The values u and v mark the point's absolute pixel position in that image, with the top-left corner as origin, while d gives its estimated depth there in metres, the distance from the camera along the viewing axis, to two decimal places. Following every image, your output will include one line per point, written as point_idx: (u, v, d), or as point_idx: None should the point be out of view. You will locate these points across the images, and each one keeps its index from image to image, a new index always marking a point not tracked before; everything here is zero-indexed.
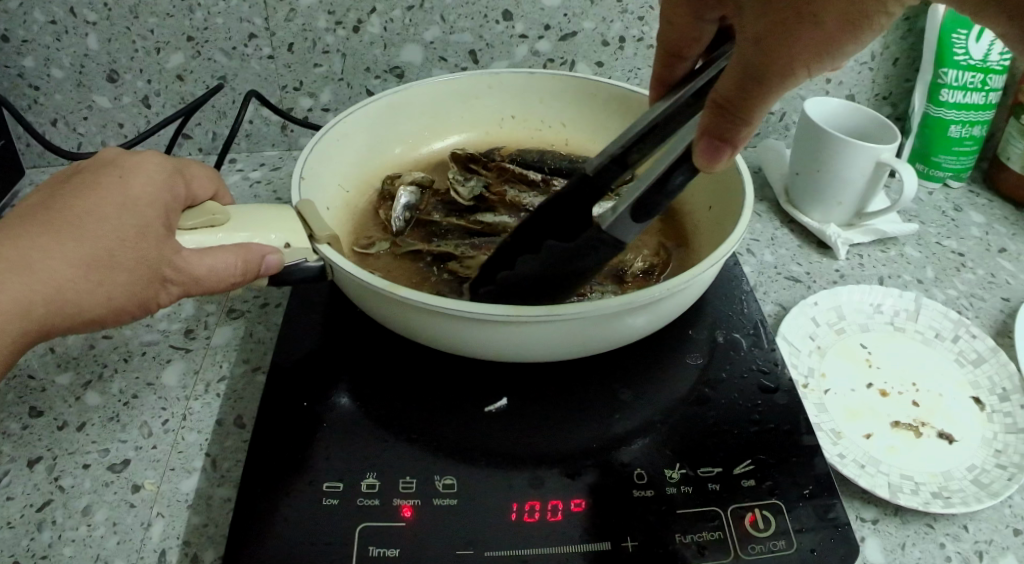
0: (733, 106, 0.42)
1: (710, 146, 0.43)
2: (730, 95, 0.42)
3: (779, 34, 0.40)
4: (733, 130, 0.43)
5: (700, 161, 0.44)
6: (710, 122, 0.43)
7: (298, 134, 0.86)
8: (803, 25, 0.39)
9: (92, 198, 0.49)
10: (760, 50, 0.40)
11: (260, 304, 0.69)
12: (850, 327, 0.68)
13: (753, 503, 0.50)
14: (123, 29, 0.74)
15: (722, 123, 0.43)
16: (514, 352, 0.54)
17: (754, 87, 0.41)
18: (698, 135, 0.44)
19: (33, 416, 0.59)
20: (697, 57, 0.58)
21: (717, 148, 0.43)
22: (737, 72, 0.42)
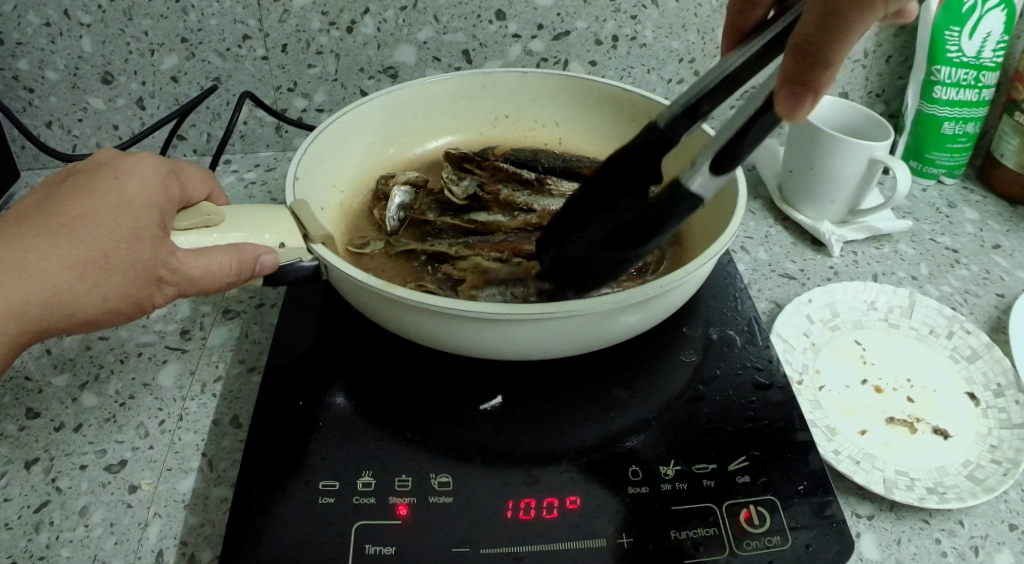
0: (814, 51, 0.40)
1: (792, 94, 0.40)
2: (808, 39, 0.40)
3: None
4: (814, 75, 0.40)
5: (782, 111, 0.41)
6: (791, 69, 0.40)
7: (293, 135, 0.86)
8: None
9: (87, 199, 0.49)
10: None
11: (255, 304, 0.69)
12: (844, 324, 0.69)
13: (748, 499, 0.50)
14: (117, 32, 0.75)
15: (803, 68, 0.40)
16: (511, 350, 0.54)
17: (835, 27, 0.39)
18: (778, 85, 0.41)
19: (30, 417, 0.59)
20: (770, 7, 0.55)
21: (799, 94, 0.40)
22: (817, 11, 0.39)
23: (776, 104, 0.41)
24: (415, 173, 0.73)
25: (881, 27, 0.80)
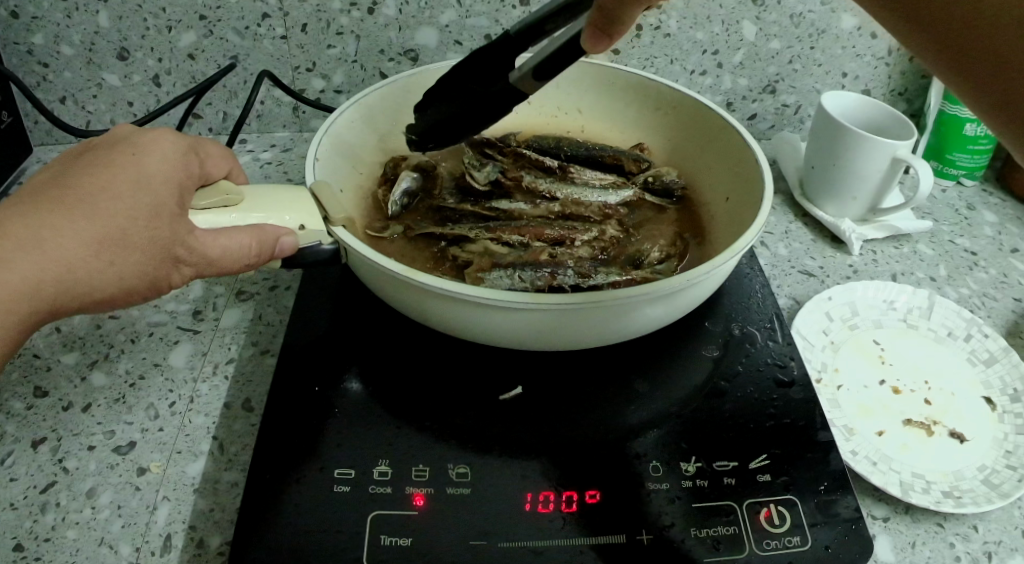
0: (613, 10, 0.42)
1: (594, 34, 0.44)
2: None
3: None
4: (616, 24, 0.43)
5: (587, 46, 0.45)
6: (594, 12, 0.43)
7: (310, 116, 0.85)
8: None
9: (104, 175, 0.47)
10: None
11: (269, 286, 0.68)
12: (863, 323, 0.68)
13: (769, 498, 0.50)
14: (135, 7, 0.73)
15: (602, 19, 0.42)
16: (530, 339, 0.53)
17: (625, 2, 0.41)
18: (585, 22, 0.44)
19: (38, 396, 0.58)
20: None
21: (600, 38, 0.44)
22: None
23: (583, 40, 0.45)
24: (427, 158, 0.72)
25: None
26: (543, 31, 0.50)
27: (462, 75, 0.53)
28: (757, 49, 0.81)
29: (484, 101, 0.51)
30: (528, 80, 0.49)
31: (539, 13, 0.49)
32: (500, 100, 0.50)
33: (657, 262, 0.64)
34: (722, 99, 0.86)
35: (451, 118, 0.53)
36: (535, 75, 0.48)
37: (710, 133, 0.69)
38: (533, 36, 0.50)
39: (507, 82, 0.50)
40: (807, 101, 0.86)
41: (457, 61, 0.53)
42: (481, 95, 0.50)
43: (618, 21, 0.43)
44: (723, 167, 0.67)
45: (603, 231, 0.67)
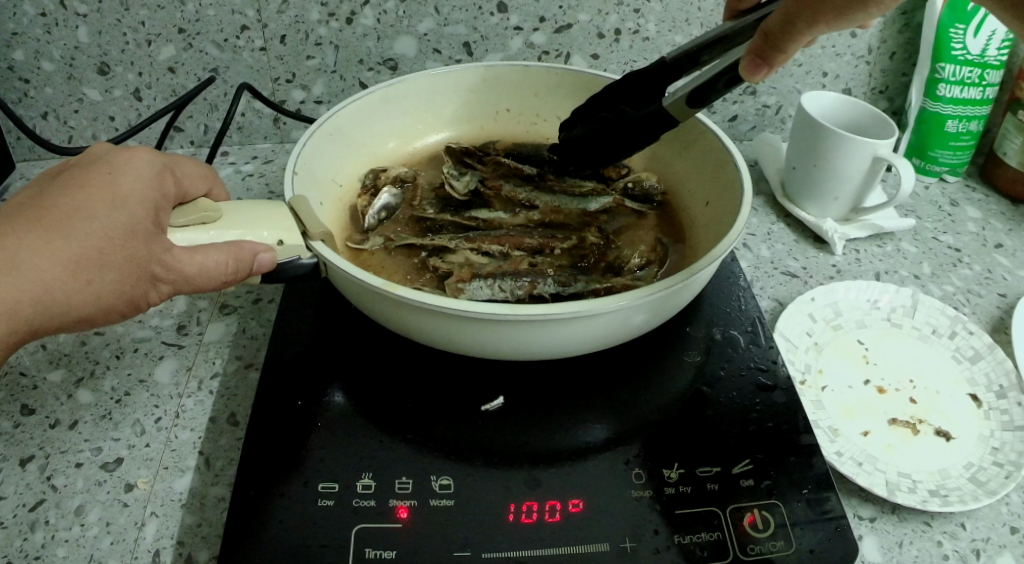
0: (779, 32, 0.47)
1: (755, 59, 0.48)
2: (775, 23, 0.47)
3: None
4: (776, 54, 0.48)
5: (744, 74, 0.49)
6: (759, 39, 0.48)
7: (291, 127, 0.85)
8: None
9: (81, 195, 0.48)
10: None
11: (253, 299, 0.68)
12: (846, 323, 0.68)
13: (752, 503, 0.50)
14: (114, 22, 0.73)
15: (766, 42, 0.47)
16: (557, 348, 0.54)
17: (794, 26, 0.47)
18: (744, 52, 0.49)
19: (25, 414, 0.58)
20: None
21: (761, 64, 0.48)
22: (783, 15, 0.47)
23: (741, 70, 0.49)
24: (407, 169, 0.74)
25: (888, 23, 0.79)
26: (696, 62, 0.56)
27: (605, 100, 0.60)
28: None
29: (634, 125, 0.57)
30: (681, 104, 0.54)
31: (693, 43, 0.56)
32: (650, 124, 0.56)
33: (638, 269, 0.64)
34: None
35: (591, 142, 0.60)
36: (687, 100, 0.53)
37: (690, 137, 0.69)
38: (686, 66, 0.56)
39: (659, 106, 0.55)
40: (788, 102, 0.87)
41: (608, 86, 0.60)
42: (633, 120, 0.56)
43: (782, 47, 0.47)
44: (703, 174, 0.67)
45: (582, 238, 0.67)
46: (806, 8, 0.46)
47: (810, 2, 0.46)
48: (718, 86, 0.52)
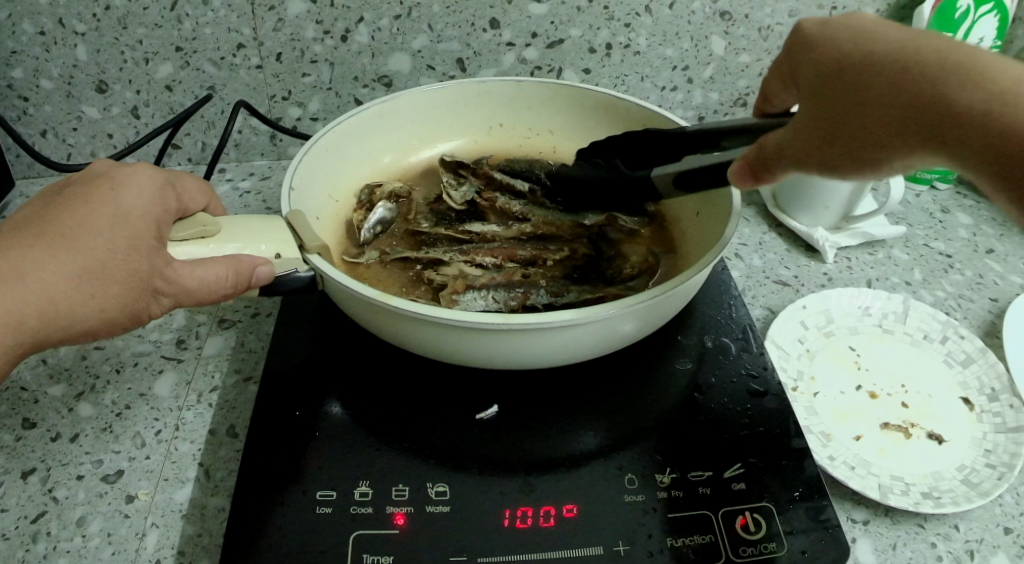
0: (771, 156, 0.47)
1: (742, 173, 0.49)
2: (771, 146, 0.47)
3: (834, 133, 0.45)
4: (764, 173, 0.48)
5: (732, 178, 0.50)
6: (752, 153, 0.48)
7: (288, 143, 0.87)
8: (845, 128, 0.44)
9: (85, 210, 0.49)
10: (810, 137, 0.46)
11: (251, 313, 0.69)
12: (838, 330, 0.69)
13: (744, 506, 0.51)
14: (112, 40, 0.75)
15: (757, 160, 0.48)
16: (540, 357, 0.54)
17: (782, 156, 0.47)
18: (738, 158, 0.50)
19: (26, 427, 0.59)
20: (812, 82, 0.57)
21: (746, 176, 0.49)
22: (782, 142, 0.47)
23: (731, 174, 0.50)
24: (401, 184, 0.75)
25: None
26: (715, 144, 0.55)
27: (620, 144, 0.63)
28: (727, 63, 0.82)
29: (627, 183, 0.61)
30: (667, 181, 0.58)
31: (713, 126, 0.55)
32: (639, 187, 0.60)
33: (630, 279, 0.65)
34: (694, 114, 0.87)
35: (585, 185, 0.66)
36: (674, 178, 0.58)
37: None
38: (705, 143, 0.56)
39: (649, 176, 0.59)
40: None
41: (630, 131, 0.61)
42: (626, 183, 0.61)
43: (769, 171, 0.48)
44: None
45: (574, 249, 0.68)
46: (800, 146, 0.46)
47: (805, 142, 0.46)
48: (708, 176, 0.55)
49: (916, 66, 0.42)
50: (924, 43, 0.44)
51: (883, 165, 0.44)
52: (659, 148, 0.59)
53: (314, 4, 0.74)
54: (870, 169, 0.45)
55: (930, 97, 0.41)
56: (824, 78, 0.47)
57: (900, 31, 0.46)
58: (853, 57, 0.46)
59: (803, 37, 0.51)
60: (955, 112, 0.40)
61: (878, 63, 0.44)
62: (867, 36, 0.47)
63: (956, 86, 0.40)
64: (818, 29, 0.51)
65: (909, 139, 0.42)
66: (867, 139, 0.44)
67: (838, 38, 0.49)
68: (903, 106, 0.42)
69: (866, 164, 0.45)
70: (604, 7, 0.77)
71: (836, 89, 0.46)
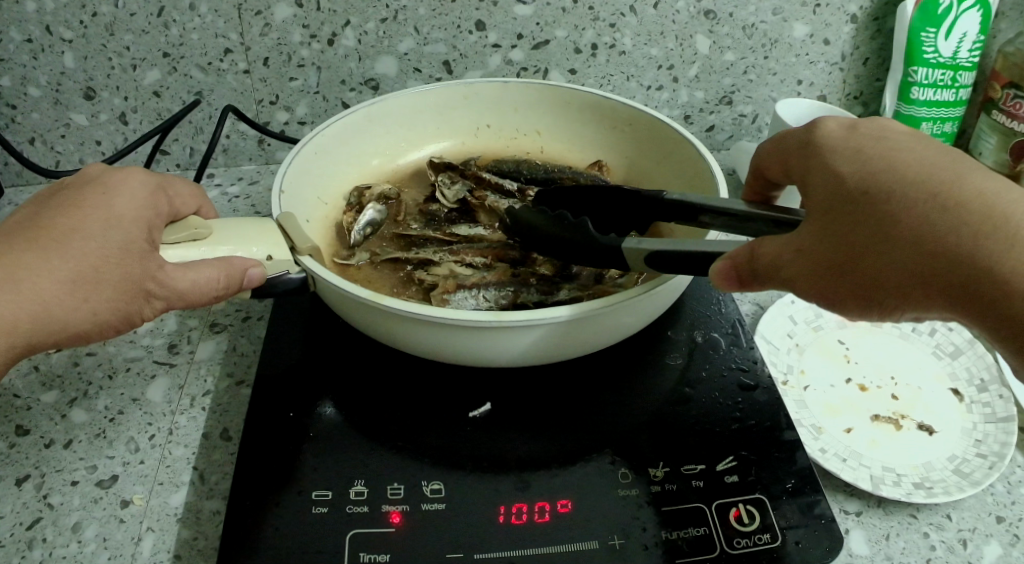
0: (765, 269, 0.44)
1: (730, 276, 0.45)
2: (766, 259, 0.44)
3: (837, 266, 0.41)
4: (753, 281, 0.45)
5: (712, 277, 0.46)
6: (744, 254, 0.45)
7: (276, 148, 0.87)
8: (850, 258, 0.41)
9: (77, 215, 0.49)
10: (812, 263, 0.42)
11: (242, 317, 0.69)
12: (827, 324, 0.70)
13: (738, 498, 0.51)
14: (99, 47, 0.75)
15: (749, 267, 0.44)
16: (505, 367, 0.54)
17: (777, 273, 0.43)
18: (725, 258, 0.46)
19: (19, 434, 0.59)
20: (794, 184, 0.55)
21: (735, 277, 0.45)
22: (780, 258, 0.43)
23: (713, 271, 0.46)
24: (390, 187, 0.75)
25: (859, 30, 0.81)
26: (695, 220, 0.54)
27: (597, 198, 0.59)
28: (712, 62, 0.83)
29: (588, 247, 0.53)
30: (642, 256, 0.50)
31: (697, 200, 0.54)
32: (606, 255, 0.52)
33: (619, 276, 0.65)
34: (680, 113, 0.88)
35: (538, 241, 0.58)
36: (648, 255, 0.50)
37: (667, 147, 0.71)
38: (683, 215, 0.55)
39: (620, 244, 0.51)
40: (763, 110, 0.88)
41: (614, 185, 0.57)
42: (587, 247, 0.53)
43: (758, 280, 0.45)
44: (680, 182, 0.69)
45: None
46: (798, 272, 0.42)
47: (804, 269, 0.42)
48: (684, 262, 0.49)
49: (948, 214, 0.39)
50: (958, 185, 0.40)
51: (885, 312, 0.41)
52: (637, 210, 0.57)
53: (300, 8, 0.74)
54: (870, 311, 0.42)
55: (958, 255, 0.38)
56: (836, 196, 0.43)
57: (932, 159, 0.42)
58: (879, 180, 0.42)
59: (825, 142, 0.47)
60: (986, 281, 0.38)
61: (905, 199, 0.41)
62: (895, 159, 0.43)
63: (991, 252, 0.38)
64: (841, 139, 0.46)
65: (927, 295, 0.39)
66: (878, 285, 0.40)
67: (861, 153, 0.44)
68: (929, 257, 0.39)
69: (868, 307, 0.41)
70: (588, 8, 0.77)
71: (848, 214, 0.42)
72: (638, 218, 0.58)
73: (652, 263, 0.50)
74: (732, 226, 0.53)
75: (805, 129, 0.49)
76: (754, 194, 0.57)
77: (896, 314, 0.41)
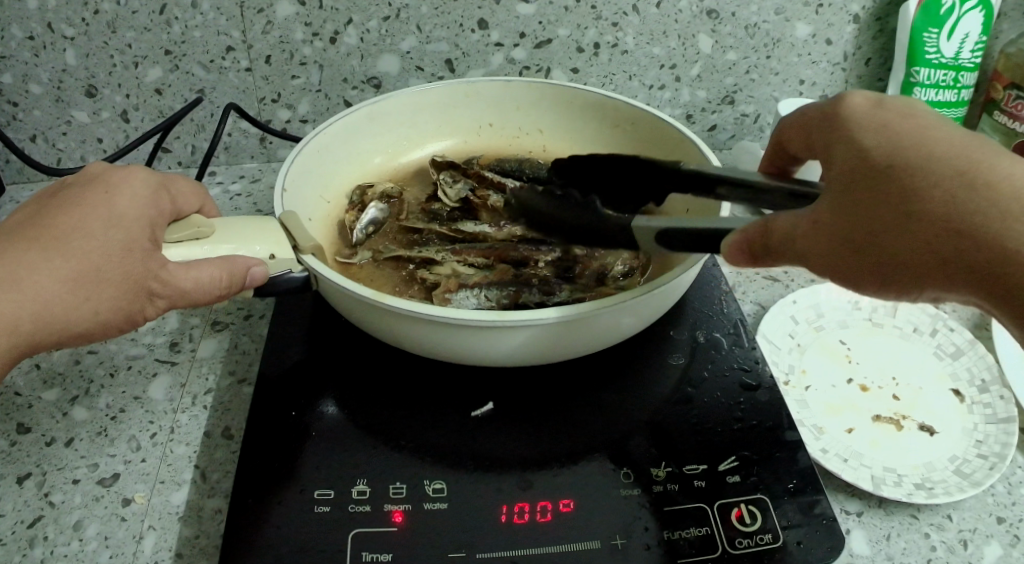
0: (780, 242, 0.43)
1: (744, 251, 0.45)
2: (782, 231, 0.43)
3: (856, 237, 0.41)
4: (766, 255, 0.45)
5: (723, 256, 0.47)
6: (753, 230, 0.45)
7: (277, 146, 0.87)
8: (870, 229, 0.40)
9: (79, 214, 0.49)
10: (830, 234, 0.41)
11: (244, 315, 0.69)
12: (828, 324, 0.70)
13: (740, 499, 0.51)
14: (101, 44, 0.75)
15: (764, 241, 0.44)
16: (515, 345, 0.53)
17: (792, 246, 0.43)
18: (740, 231, 0.45)
19: (20, 432, 0.59)
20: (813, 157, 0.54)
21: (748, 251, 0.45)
22: (797, 230, 0.42)
23: (722, 250, 0.47)
24: (392, 185, 0.75)
25: (862, 30, 0.81)
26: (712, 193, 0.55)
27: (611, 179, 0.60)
28: (714, 61, 0.83)
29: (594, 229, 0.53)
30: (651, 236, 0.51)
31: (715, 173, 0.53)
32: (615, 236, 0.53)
33: (621, 277, 0.65)
34: (682, 112, 0.88)
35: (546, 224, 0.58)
36: (658, 234, 0.51)
37: (670, 146, 0.71)
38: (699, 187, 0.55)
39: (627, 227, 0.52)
40: (765, 110, 0.88)
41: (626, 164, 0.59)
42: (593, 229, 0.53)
43: (771, 255, 0.44)
44: None
45: None
46: (815, 245, 0.42)
47: (821, 241, 0.41)
48: (692, 241, 0.49)
49: (973, 195, 0.39)
50: (985, 167, 0.40)
51: (900, 289, 0.41)
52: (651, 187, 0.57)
53: (302, 6, 0.74)
54: (885, 287, 0.41)
55: (981, 235, 0.38)
56: (860, 167, 0.42)
57: (960, 140, 0.42)
58: (905, 157, 0.41)
59: (850, 114, 0.46)
60: (1002, 261, 0.38)
61: (931, 176, 0.40)
62: (922, 137, 0.42)
63: (1014, 235, 0.37)
64: (867, 112, 0.45)
65: (946, 274, 0.39)
66: (894, 260, 0.40)
67: (886, 127, 0.43)
68: (952, 236, 0.38)
69: (884, 284, 0.41)
70: (591, 7, 0.77)
71: (870, 187, 0.41)
72: (653, 194, 0.58)
73: (662, 242, 0.51)
74: (750, 199, 0.53)
75: (828, 101, 0.48)
76: (773, 167, 0.57)
77: (912, 292, 0.41)
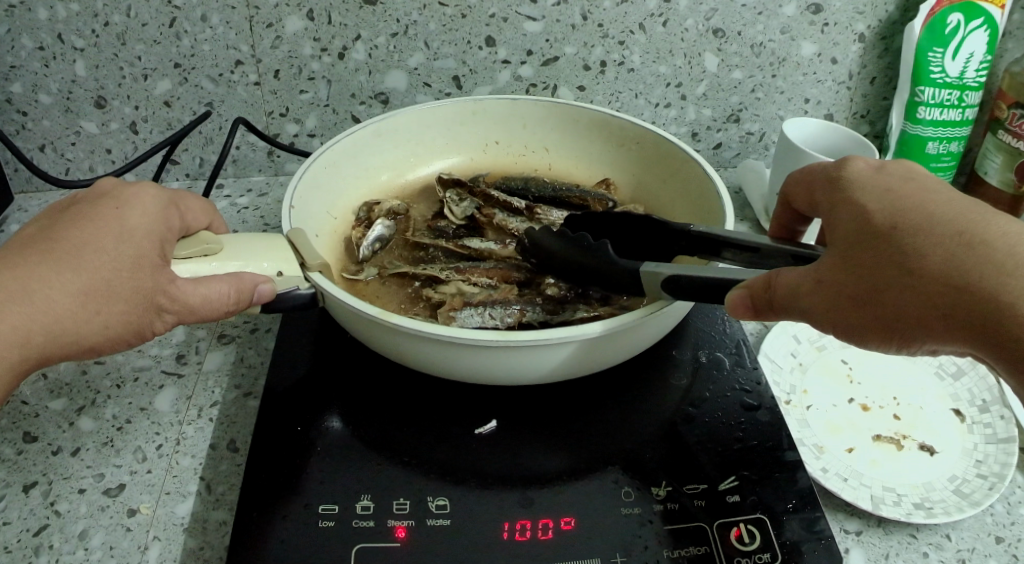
0: (782, 296, 0.44)
1: (746, 302, 0.46)
2: (784, 285, 0.44)
3: (856, 293, 0.42)
4: (767, 310, 0.45)
5: (728, 303, 0.47)
6: (757, 280, 0.46)
7: (285, 160, 0.88)
8: (871, 287, 0.42)
9: (91, 229, 0.50)
10: (831, 290, 0.43)
11: (250, 329, 0.70)
12: (830, 344, 0.70)
13: (740, 518, 0.51)
14: (111, 56, 0.76)
15: (766, 293, 0.45)
16: (526, 373, 0.55)
17: (794, 302, 0.44)
18: (742, 284, 0.46)
19: (27, 441, 0.59)
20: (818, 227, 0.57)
21: (751, 305, 0.46)
22: (800, 284, 0.44)
23: (729, 296, 0.47)
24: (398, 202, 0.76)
25: (867, 49, 0.81)
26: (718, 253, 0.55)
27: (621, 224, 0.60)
28: (719, 80, 0.84)
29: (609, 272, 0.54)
30: (657, 281, 0.51)
31: (723, 235, 0.55)
32: (625, 281, 0.53)
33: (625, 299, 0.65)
34: (687, 130, 0.88)
35: (557, 267, 0.59)
36: (665, 280, 0.50)
37: (674, 167, 0.72)
38: (705, 248, 0.56)
39: (637, 269, 0.52)
40: (771, 128, 0.89)
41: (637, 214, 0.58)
42: (608, 272, 0.54)
43: (772, 309, 0.45)
44: (685, 202, 0.70)
45: None
46: (817, 299, 0.43)
47: (822, 297, 0.43)
48: (700, 287, 0.49)
49: (971, 253, 0.41)
50: (981, 226, 0.42)
51: (902, 342, 0.42)
52: (659, 239, 0.58)
53: (311, 21, 0.75)
54: (888, 342, 0.43)
55: (978, 289, 0.40)
56: (864, 229, 0.44)
57: (958, 203, 0.44)
58: (905, 219, 0.44)
59: (854, 179, 0.48)
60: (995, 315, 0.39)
61: (931, 237, 0.42)
62: (920, 201, 0.45)
63: (1009, 289, 0.39)
64: (869, 178, 0.48)
65: (945, 327, 0.41)
66: (892, 313, 0.42)
67: (888, 192, 0.46)
68: (950, 290, 0.40)
69: (884, 339, 0.43)
70: (598, 25, 0.78)
71: (872, 247, 0.43)
72: (659, 248, 0.58)
73: (668, 288, 0.51)
74: (754, 262, 0.54)
75: (834, 164, 0.51)
76: (781, 227, 0.58)
77: (913, 344, 0.42)
